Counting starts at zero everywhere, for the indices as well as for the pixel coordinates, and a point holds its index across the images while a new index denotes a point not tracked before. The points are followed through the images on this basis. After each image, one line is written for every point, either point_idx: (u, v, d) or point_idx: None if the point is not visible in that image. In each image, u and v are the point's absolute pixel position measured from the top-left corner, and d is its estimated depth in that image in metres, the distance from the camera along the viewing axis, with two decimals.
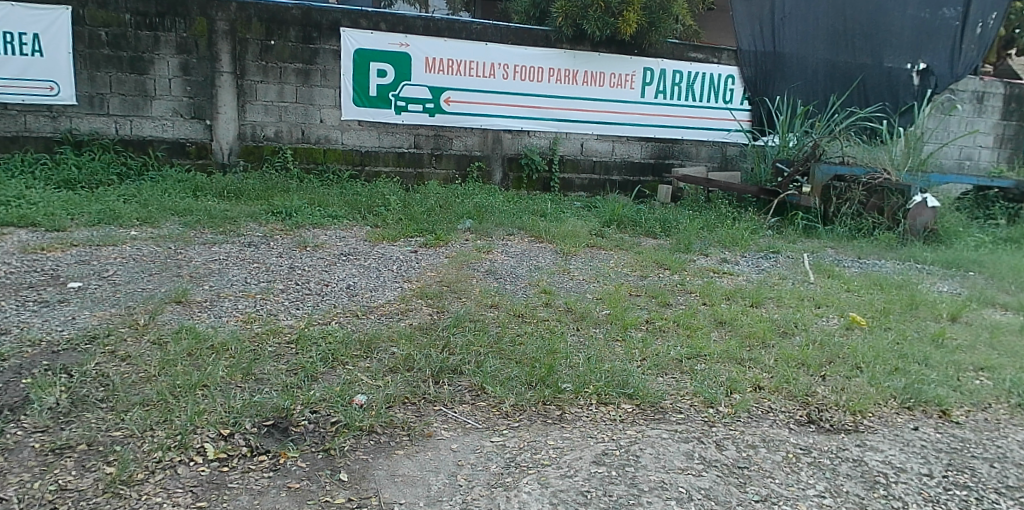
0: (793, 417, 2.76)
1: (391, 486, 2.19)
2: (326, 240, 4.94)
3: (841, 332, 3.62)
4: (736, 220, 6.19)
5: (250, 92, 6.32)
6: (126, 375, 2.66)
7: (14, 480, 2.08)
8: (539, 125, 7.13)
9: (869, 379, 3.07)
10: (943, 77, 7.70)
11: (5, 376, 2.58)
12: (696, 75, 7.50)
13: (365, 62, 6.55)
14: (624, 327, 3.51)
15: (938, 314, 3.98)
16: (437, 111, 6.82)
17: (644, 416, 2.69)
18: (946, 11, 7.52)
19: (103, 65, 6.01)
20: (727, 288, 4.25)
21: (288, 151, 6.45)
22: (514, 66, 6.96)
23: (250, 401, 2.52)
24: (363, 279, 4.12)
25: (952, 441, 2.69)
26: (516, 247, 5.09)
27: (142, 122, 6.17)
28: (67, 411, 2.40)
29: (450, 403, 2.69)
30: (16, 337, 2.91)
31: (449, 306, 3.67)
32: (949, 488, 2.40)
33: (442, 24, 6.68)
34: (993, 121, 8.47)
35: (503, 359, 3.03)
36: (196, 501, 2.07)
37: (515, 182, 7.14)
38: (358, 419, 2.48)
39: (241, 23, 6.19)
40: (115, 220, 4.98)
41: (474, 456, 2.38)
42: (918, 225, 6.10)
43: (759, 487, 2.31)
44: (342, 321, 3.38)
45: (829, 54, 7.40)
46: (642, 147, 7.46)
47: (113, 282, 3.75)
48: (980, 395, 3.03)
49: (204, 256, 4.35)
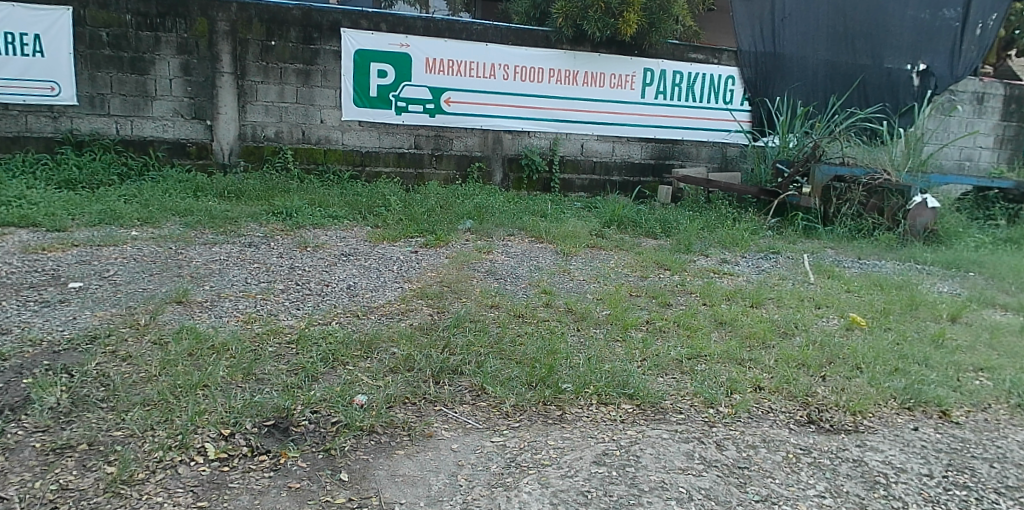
0: (793, 417, 2.76)
1: (391, 486, 2.19)
2: (326, 240, 4.95)
3: (841, 333, 3.63)
4: (737, 221, 6.19)
5: (250, 92, 6.32)
6: (127, 375, 2.66)
7: (15, 480, 2.08)
8: (539, 126, 7.13)
9: (869, 379, 3.08)
10: (943, 78, 7.70)
11: (6, 376, 2.58)
12: (697, 75, 7.51)
13: (365, 62, 6.55)
14: (624, 328, 3.51)
15: (938, 314, 3.99)
16: (438, 112, 6.83)
17: (645, 416, 2.69)
18: (946, 12, 7.52)
19: (104, 65, 6.02)
20: (727, 289, 4.25)
21: (288, 152, 6.45)
22: (514, 66, 6.97)
23: (250, 401, 2.53)
24: (364, 279, 4.13)
25: (952, 442, 2.69)
26: (516, 247, 5.09)
27: (143, 122, 6.17)
28: (68, 411, 2.40)
29: (450, 404, 2.69)
30: (17, 337, 2.92)
31: (449, 306, 3.68)
32: (949, 488, 2.40)
33: (443, 25, 6.68)
34: (993, 122, 8.47)
35: (503, 359, 3.03)
36: (196, 501, 2.07)
37: (515, 183, 7.15)
38: (358, 419, 2.48)
39: (242, 24, 6.19)
40: (115, 220, 4.98)
41: (475, 456, 2.39)
42: (919, 226, 6.10)
43: (759, 487, 2.31)
44: (343, 322, 3.39)
45: (829, 55, 7.41)
46: (642, 147, 7.46)
47: (114, 282, 3.75)
48: (980, 396, 3.04)
49: (205, 256, 4.36)
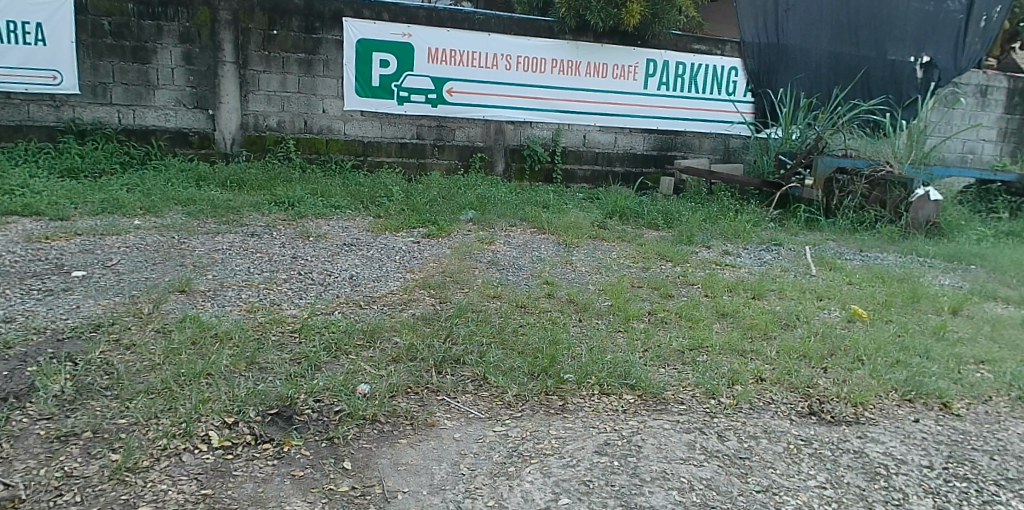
0: (795, 409, 2.77)
1: (394, 475, 2.21)
2: (328, 231, 4.94)
3: (843, 325, 3.64)
4: (739, 213, 6.19)
5: (252, 82, 6.31)
6: (130, 364, 2.67)
7: (20, 467, 2.09)
8: (542, 117, 7.12)
9: (870, 371, 3.09)
10: (947, 70, 7.67)
11: (11, 364, 2.59)
12: (700, 66, 7.50)
13: (368, 52, 6.54)
14: (626, 319, 3.51)
15: (940, 307, 3.99)
16: (440, 102, 6.81)
17: (646, 407, 2.70)
18: (950, 4, 7.48)
19: (106, 54, 6.01)
20: (729, 281, 4.24)
21: (291, 141, 6.45)
22: (517, 56, 6.94)
23: (254, 390, 2.54)
24: (366, 269, 4.13)
25: (953, 434, 2.70)
26: (518, 238, 5.09)
27: (146, 111, 6.17)
28: (73, 399, 2.41)
29: (453, 393, 2.70)
30: (22, 325, 2.93)
31: (451, 296, 3.68)
32: (949, 480, 2.41)
33: (445, 15, 6.66)
34: (997, 115, 8.44)
35: (505, 350, 3.04)
36: (201, 488, 2.08)
37: (517, 173, 7.14)
38: (362, 408, 2.49)
39: (244, 13, 6.17)
40: (118, 209, 4.99)
41: (477, 445, 2.40)
42: (921, 218, 6.09)
43: (761, 478, 2.32)
44: (345, 312, 3.38)
45: (833, 46, 7.38)
46: (644, 139, 7.45)
47: (117, 271, 3.76)
48: (982, 389, 3.04)
49: (208, 246, 4.38)
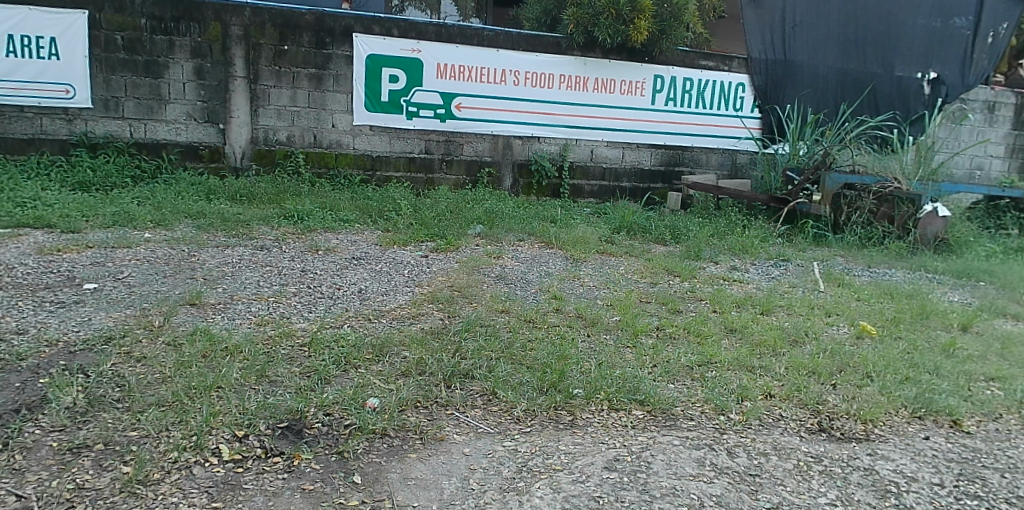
0: (804, 425, 2.76)
1: (404, 490, 2.21)
2: (337, 244, 4.97)
3: (852, 341, 3.63)
4: (746, 228, 6.21)
5: (263, 96, 6.37)
6: (142, 376, 2.69)
7: (33, 478, 2.11)
8: (549, 132, 7.16)
9: (879, 387, 3.07)
10: (954, 87, 7.57)
11: (23, 376, 2.61)
12: (707, 82, 7.54)
13: (377, 67, 6.60)
14: (634, 334, 3.51)
15: (949, 324, 3.98)
16: (448, 117, 6.86)
17: (656, 423, 2.70)
18: (957, 21, 7.42)
19: (119, 68, 6.08)
20: (738, 296, 4.25)
21: (300, 155, 6.50)
22: (525, 72, 7.00)
23: (264, 403, 2.54)
24: (375, 282, 4.15)
25: (964, 451, 2.69)
26: (527, 252, 5.12)
27: (157, 125, 6.22)
28: (85, 411, 2.43)
29: (462, 408, 2.71)
30: (33, 337, 2.95)
31: (460, 310, 3.69)
32: (960, 497, 2.40)
33: (454, 31, 6.72)
34: (1004, 131, 8.44)
35: (514, 364, 3.04)
36: (212, 501, 2.09)
37: (525, 188, 7.15)
38: (371, 422, 2.50)
39: (255, 28, 6.24)
40: (129, 222, 5.03)
41: (487, 460, 2.40)
42: (929, 234, 6.07)
43: (770, 495, 2.31)
44: (354, 325, 3.40)
45: (839, 62, 7.43)
46: (651, 154, 7.48)
47: (127, 284, 3.79)
48: (992, 405, 3.03)
49: (218, 258, 4.42)
